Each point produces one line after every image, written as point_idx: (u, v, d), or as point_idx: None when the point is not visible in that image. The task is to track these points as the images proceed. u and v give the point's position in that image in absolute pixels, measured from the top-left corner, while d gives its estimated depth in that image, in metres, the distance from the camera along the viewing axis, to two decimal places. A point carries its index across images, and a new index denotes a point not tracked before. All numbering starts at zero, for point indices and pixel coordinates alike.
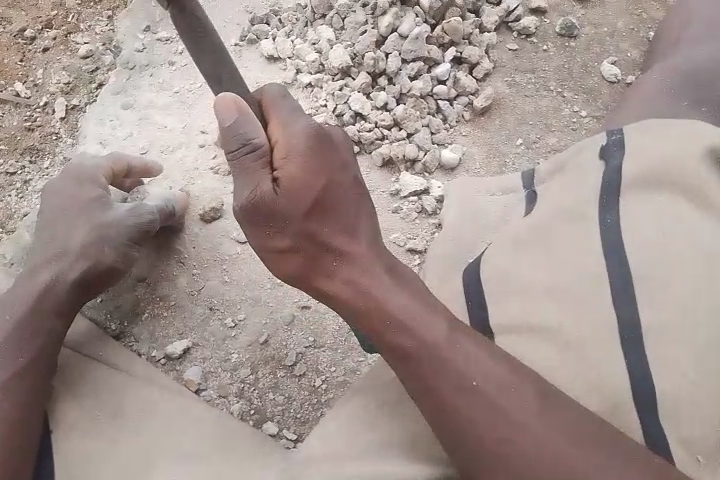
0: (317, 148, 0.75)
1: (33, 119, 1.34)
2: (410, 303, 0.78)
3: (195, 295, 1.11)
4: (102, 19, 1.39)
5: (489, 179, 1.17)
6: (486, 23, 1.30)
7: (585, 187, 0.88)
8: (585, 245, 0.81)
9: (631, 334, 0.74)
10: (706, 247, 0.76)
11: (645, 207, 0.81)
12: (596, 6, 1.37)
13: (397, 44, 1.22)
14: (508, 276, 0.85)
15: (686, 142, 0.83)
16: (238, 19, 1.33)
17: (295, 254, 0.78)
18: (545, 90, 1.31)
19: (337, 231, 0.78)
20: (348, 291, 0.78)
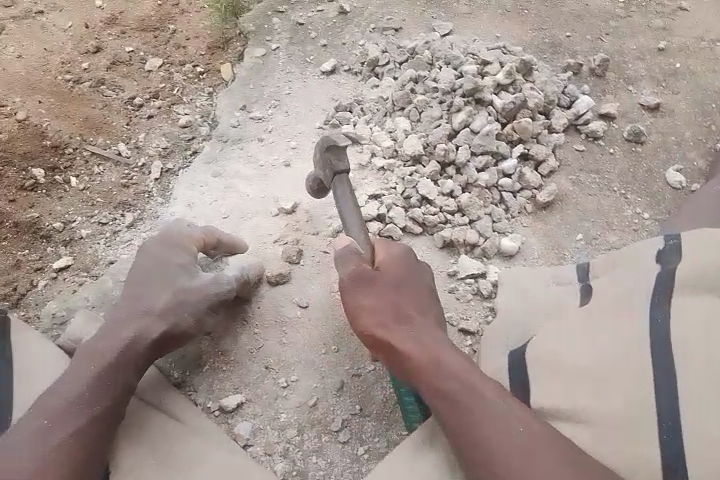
0: (407, 261, 1.08)
1: (129, 178, 1.50)
2: (461, 362, 0.97)
3: (253, 353, 1.18)
4: (203, 95, 1.63)
5: (543, 268, 1.20)
6: (555, 125, 1.37)
7: (639, 285, 0.98)
8: (634, 340, 0.92)
9: (673, 418, 0.83)
10: None
11: (697, 310, 0.89)
12: (665, 116, 1.44)
13: (468, 138, 1.30)
14: (557, 357, 0.97)
15: None
16: (324, 105, 1.47)
17: (374, 313, 1.03)
18: (608, 191, 1.35)
19: (410, 306, 1.04)
20: (411, 344, 0.99)
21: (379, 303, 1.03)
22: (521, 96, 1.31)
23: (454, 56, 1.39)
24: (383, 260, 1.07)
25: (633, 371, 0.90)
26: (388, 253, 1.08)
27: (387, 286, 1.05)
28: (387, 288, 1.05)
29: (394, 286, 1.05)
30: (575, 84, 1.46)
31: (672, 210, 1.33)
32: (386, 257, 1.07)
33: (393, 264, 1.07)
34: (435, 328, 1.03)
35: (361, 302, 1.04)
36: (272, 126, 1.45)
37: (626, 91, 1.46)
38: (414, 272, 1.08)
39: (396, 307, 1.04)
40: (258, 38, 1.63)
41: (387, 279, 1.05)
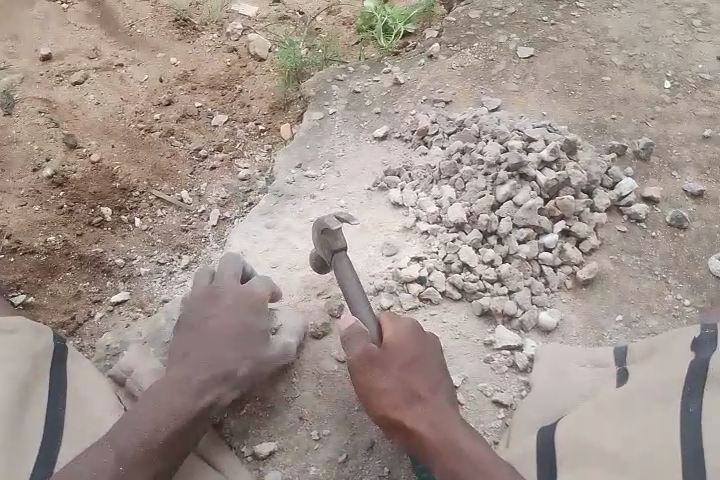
0: (418, 334, 1.10)
1: (188, 222, 1.60)
2: (474, 444, 0.99)
3: (290, 403, 1.21)
4: (262, 151, 1.73)
5: (581, 349, 1.24)
6: (598, 204, 1.40)
7: (672, 374, 0.99)
8: (664, 430, 0.92)
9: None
10: None
11: None
12: (708, 204, 1.47)
13: (511, 210, 1.34)
14: (583, 448, 0.98)
15: None
16: (375, 169, 1.54)
17: (387, 392, 1.04)
18: (649, 273, 1.37)
19: (420, 379, 1.06)
20: (425, 425, 1.01)
21: (392, 382, 1.05)
22: (564, 174, 1.36)
23: (501, 131, 1.46)
24: (393, 335, 1.08)
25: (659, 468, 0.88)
26: (398, 326, 1.10)
27: (397, 357, 1.07)
28: (398, 367, 1.06)
29: (405, 364, 1.07)
30: (619, 165, 1.50)
31: (713, 298, 1.34)
32: (396, 332, 1.09)
33: (402, 339, 1.08)
34: (448, 406, 1.05)
35: (373, 382, 1.05)
36: (325, 185, 1.53)
37: (670, 176, 1.50)
38: (424, 345, 1.10)
39: (408, 384, 1.05)
40: (318, 103, 1.74)
41: (397, 357, 1.07)
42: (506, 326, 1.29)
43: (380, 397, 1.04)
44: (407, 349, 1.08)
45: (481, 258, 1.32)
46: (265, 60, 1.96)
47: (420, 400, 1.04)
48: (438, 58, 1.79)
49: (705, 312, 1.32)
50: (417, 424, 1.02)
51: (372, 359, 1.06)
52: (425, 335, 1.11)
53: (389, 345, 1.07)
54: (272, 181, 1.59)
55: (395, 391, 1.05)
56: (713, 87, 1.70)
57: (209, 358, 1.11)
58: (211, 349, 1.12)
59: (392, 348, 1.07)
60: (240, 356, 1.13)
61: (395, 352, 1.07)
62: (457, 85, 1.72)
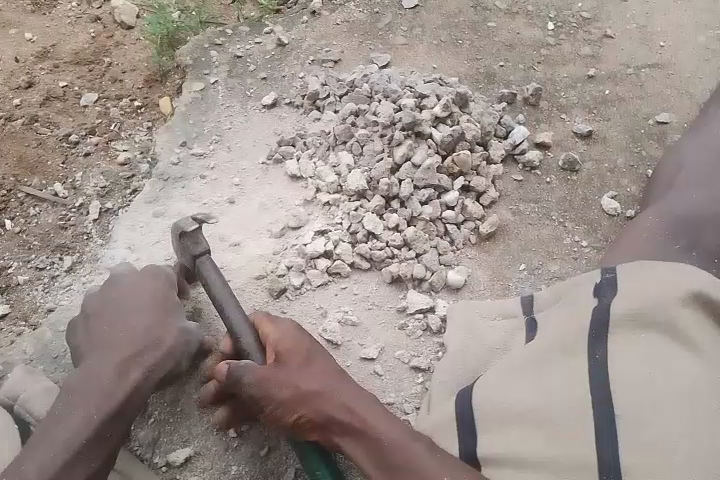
0: (303, 335, 1.03)
1: (67, 219, 1.46)
2: (395, 425, 0.96)
3: (203, 403, 1.16)
4: (141, 130, 1.60)
5: (489, 302, 1.22)
6: (493, 156, 1.40)
7: (581, 321, 1.01)
8: (576, 383, 0.95)
9: (611, 460, 0.87)
10: (688, 387, 0.88)
11: (631, 350, 0.94)
12: (598, 143, 1.49)
13: (410, 172, 1.32)
14: (500, 403, 0.99)
15: (674, 283, 0.97)
16: (267, 140, 1.45)
17: (300, 385, 0.97)
18: (547, 219, 1.39)
19: (326, 371, 1.00)
20: (342, 411, 0.96)
21: (302, 377, 0.98)
22: (458, 129, 1.34)
23: (392, 90, 1.41)
24: (278, 341, 1.01)
25: (572, 422, 0.92)
26: (282, 333, 1.02)
27: (294, 358, 1.00)
28: (296, 364, 0.99)
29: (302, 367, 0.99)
30: (510, 114, 1.51)
31: (608, 236, 1.38)
32: (284, 338, 1.01)
33: (293, 344, 1.01)
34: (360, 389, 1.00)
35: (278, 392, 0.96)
36: (216, 163, 1.42)
37: (560, 119, 1.51)
38: (310, 341, 1.03)
39: (315, 377, 0.99)
40: (198, 71, 1.61)
41: (294, 359, 1.00)
42: (416, 289, 1.28)
43: (291, 397, 0.96)
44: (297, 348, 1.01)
45: (387, 225, 1.28)
46: (134, 29, 1.79)
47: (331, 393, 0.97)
48: (321, 14, 1.71)
49: (602, 252, 1.35)
50: (340, 412, 0.96)
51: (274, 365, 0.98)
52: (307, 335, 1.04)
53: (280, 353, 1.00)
54: (155, 164, 1.46)
55: (308, 386, 0.97)
56: (593, 25, 1.71)
57: (119, 337, 1.04)
58: (114, 331, 1.05)
59: (286, 353, 1.00)
60: (164, 320, 1.06)
61: (289, 355, 1.00)
62: (344, 42, 1.64)
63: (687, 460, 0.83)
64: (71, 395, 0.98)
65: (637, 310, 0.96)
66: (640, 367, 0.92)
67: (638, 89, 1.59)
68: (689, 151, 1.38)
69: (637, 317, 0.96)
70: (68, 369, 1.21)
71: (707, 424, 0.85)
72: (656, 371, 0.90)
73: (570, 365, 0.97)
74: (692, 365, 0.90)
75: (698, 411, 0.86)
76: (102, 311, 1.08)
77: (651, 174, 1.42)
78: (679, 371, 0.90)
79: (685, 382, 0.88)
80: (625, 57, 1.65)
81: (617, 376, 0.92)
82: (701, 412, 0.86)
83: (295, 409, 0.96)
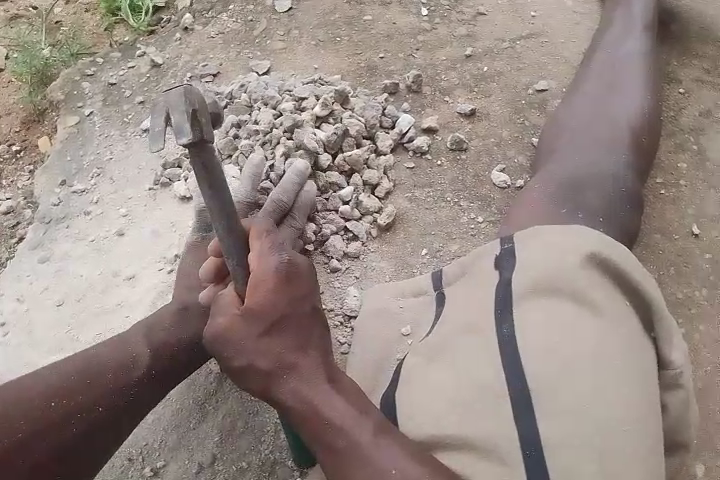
0: (284, 289, 0.89)
1: None
2: (340, 405, 0.89)
3: (114, 448, 1.09)
4: (23, 174, 1.53)
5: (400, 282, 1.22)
6: (382, 147, 1.40)
7: (485, 297, 1.00)
8: (488, 356, 0.92)
9: (534, 446, 0.84)
10: (591, 347, 0.89)
11: (534, 316, 0.93)
12: (482, 120, 1.51)
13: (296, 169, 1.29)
14: (419, 389, 0.95)
15: (571, 245, 0.99)
16: (152, 166, 1.40)
17: (253, 357, 0.89)
18: (443, 201, 1.39)
19: (292, 337, 0.90)
20: (293, 390, 0.89)
21: (257, 349, 0.89)
22: (341, 126, 1.34)
23: (270, 96, 1.40)
24: (255, 292, 0.88)
25: (489, 390, 0.89)
26: (261, 280, 0.88)
27: (255, 321, 0.89)
28: (259, 328, 0.89)
29: (268, 328, 0.89)
30: (395, 104, 1.51)
31: (502, 208, 1.39)
32: (264, 282, 0.88)
33: (271, 295, 0.88)
34: (317, 368, 0.92)
35: (235, 360, 0.89)
36: (100, 197, 1.37)
37: (443, 101, 1.53)
38: (290, 298, 0.90)
39: (273, 347, 0.89)
40: (72, 105, 1.55)
41: (263, 319, 0.89)
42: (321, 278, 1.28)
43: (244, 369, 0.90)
44: (269, 306, 0.88)
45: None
46: (4, 71, 1.71)
47: (287, 369, 0.90)
48: (195, 29, 1.67)
49: (497, 224, 1.36)
50: (288, 390, 0.89)
51: (232, 329, 0.89)
52: (295, 280, 0.90)
53: (249, 311, 0.88)
54: (37, 208, 1.41)
55: (262, 358, 0.89)
56: (466, 4, 1.74)
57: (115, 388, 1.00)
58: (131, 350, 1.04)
59: (254, 312, 0.88)
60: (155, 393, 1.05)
61: (256, 315, 0.88)
62: (222, 54, 1.62)
63: (594, 429, 0.84)
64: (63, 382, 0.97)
65: (540, 281, 0.96)
66: (547, 333, 0.91)
67: (515, 61, 1.62)
68: (572, 105, 1.34)
69: (536, 284, 0.96)
70: None
71: (603, 388, 0.86)
72: (562, 334, 0.90)
73: (476, 344, 0.94)
74: (592, 328, 0.91)
75: (603, 371, 0.87)
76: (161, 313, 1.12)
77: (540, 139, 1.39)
78: (582, 330, 0.91)
79: (594, 356, 0.88)
80: (500, 32, 1.68)
81: (524, 340, 0.91)
82: (604, 376, 0.87)
83: (248, 380, 0.91)
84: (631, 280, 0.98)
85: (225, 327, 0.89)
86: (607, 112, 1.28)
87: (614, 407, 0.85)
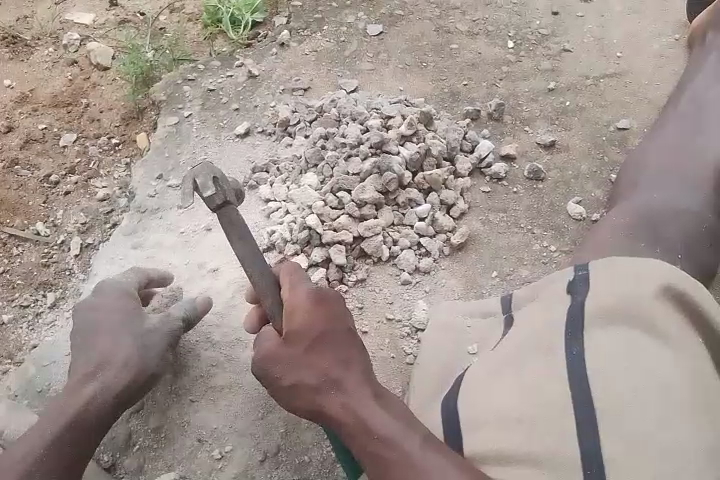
0: (316, 308, 0.92)
1: (49, 256, 1.48)
2: (386, 420, 0.88)
3: (186, 427, 1.18)
4: (120, 166, 1.63)
5: (469, 304, 1.24)
6: (460, 169, 1.45)
7: (556, 319, 1.02)
8: (555, 377, 0.94)
9: (594, 464, 0.85)
10: (661, 377, 0.89)
11: (604, 341, 0.95)
12: (561, 152, 1.54)
13: (376, 181, 1.34)
14: (482, 402, 0.97)
15: (646, 277, 1.00)
16: (242, 168, 1.50)
17: (300, 377, 0.91)
18: (516, 227, 1.42)
19: (335, 355, 0.92)
20: (340, 410, 0.90)
21: (300, 369, 0.91)
22: (424, 146, 1.39)
23: (359, 112, 1.47)
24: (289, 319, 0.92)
25: (554, 411, 0.91)
26: (295, 307, 0.92)
27: (297, 343, 0.91)
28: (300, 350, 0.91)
29: (306, 347, 0.92)
30: (476, 129, 1.56)
31: (575, 240, 1.41)
32: (299, 309, 0.92)
33: (306, 316, 0.92)
34: (362, 380, 0.91)
35: (282, 381, 0.92)
36: (192, 192, 1.47)
37: (523, 131, 1.57)
38: (324, 318, 0.92)
39: (317, 366, 0.91)
40: (171, 107, 1.67)
41: (302, 340, 0.91)
42: (392, 288, 1.33)
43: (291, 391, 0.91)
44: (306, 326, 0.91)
45: (357, 231, 1.32)
46: (110, 70, 1.82)
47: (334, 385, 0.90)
48: (290, 45, 1.77)
49: (570, 255, 1.38)
50: (335, 409, 0.90)
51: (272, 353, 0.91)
52: (327, 303, 0.93)
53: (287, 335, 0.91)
54: (132, 198, 1.51)
55: (307, 377, 0.91)
56: (552, 40, 1.77)
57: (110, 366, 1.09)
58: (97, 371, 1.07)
59: (291, 337, 0.91)
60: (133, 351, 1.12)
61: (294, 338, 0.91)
62: (313, 71, 1.70)
63: (660, 457, 0.83)
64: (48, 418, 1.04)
65: (610, 307, 0.98)
66: (616, 359, 0.92)
67: (598, 98, 1.65)
68: (651, 146, 1.36)
69: (609, 310, 0.98)
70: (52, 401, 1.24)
71: (673, 418, 0.86)
72: (632, 361, 0.91)
73: (544, 362, 0.97)
74: (660, 358, 0.92)
75: (672, 400, 0.87)
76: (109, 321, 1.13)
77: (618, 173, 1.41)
78: (653, 358, 0.92)
79: (658, 382, 0.89)
80: (584, 69, 1.71)
81: (594, 364, 0.92)
82: (673, 406, 0.87)
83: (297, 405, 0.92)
84: (706, 317, 0.98)
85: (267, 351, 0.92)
86: (688, 158, 1.30)
87: (682, 437, 0.85)
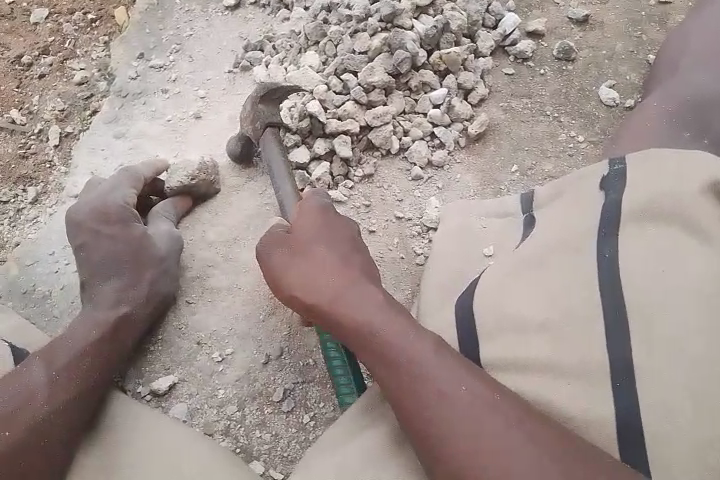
0: (320, 221, 0.95)
1: (27, 147, 1.35)
2: (396, 323, 0.83)
3: (182, 330, 1.11)
4: (98, 45, 1.46)
5: (485, 202, 1.13)
6: (482, 48, 1.28)
7: (586, 218, 0.90)
8: (583, 281, 0.83)
9: (623, 373, 0.76)
10: (705, 284, 0.77)
11: (641, 244, 0.83)
12: (594, 29, 1.36)
13: (385, 62, 1.19)
14: (497, 307, 0.88)
15: (694, 173, 0.86)
16: (232, 46, 1.34)
17: (304, 275, 0.89)
18: (541, 115, 1.28)
19: (341, 260, 0.90)
20: (344, 311, 0.85)
21: (306, 270, 0.90)
22: (441, 19, 1.22)
23: None
24: (298, 225, 0.94)
25: (580, 321, 0.81)
26: (305, 218, 0.95)
27: (302, 246, 0.93)
28: (306, 254, 0.92)
29: (308, 261, 0.91)
30: (499, 1, 1.37)
31: (606, 130, 1.27)
32: (304, 221, 0.94)
33: (313, 229, 0.94)
34: (366, 281, 0.88)
35: (288, 284, 0.90)
36: (177, 74, 1.32)
37: (553, 4, 1.38)
38: (329, 230, 0.95)
39: (322, 268, 0.90)
40: None
41: (306, 245, 0.92)
42: (401, 184, 1.21)
43: (297, 292, 0.90)
44: (311, 233, 0.93)
45: (365, 120, 1.19)
46: None
47: (339, 286, 0.87)
48: None
49: (600, 147, 1.25)
50: (339, 309, 0.86)
51: (284, 248, 0.94)
52: (332, 216, 0.96)
53: (293, 241, 0.94)
54: (113, 81, 1.35)
55: (313, 277, 0.89)
56: None
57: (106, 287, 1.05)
58: (94, 305, 1.04)
59: (297, 243, 0.93)
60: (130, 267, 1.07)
61: (300, 245, 0.93)
62: None
63: (698, 369, 0.73)
64: (69, 345, 0.99)
65: (651, 205, 0.85)
66: (652, 262, 0.80)
67: None
68: (702, 21, 1.20)
69: (648, 208, 0.85)
70: (40, 304, 1.16)
71: (715, 325, 0.75)
72: (670, 264, 0.79)
73: (570, 266, 0.86)
74: (704, 262, 0.79)
75: (717, 307, 0.76)
76: (99, 239, 1.08)
77: (660, 50, 1.25)
78: (696, 262, 0.79)
79: (699, 288, 0.77)
80: None
81: (628, 268, 0.81)
82: (718, 314, 0.76)
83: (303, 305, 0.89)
84: None
85: (279, 244, 0.94)
86: None
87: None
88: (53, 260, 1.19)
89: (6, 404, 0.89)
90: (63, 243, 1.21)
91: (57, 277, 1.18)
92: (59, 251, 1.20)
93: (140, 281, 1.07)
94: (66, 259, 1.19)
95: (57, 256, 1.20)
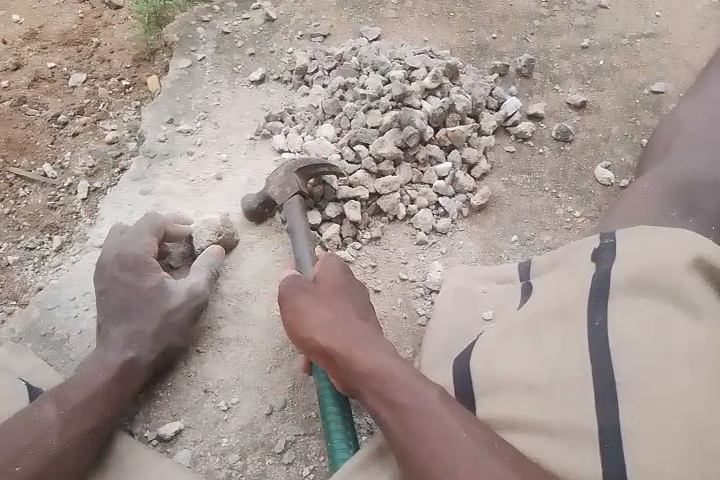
0: (341, 275, 1.06)
1: (56, 199, 1.44)
2: (403, 368, 0.90)
3: (190, 378, 1.15)
4: (130, 109, 1.57)
5: (483, 268, 1.18)
6: (485, 127, 1.38)
7: (578, 288, 0.95)
8: (575, 347, 0.88)
9: (613, 439, 0.80)
10: (691, 353, 0.82)
11: (631, 314, 0.87)
12: (591, 113, 1.47)
13: (395, 135, 1.29)
14: (493, 368, 0.92)
15: (681, 250, 0.91)
16: (254, 116, 1.45)
17: (320, 316, 0.99)
18: (541, 190, 1.36)
19: (355, 312, 1.01)
20: (355, 352, 0.93)
21: (323, 313, 1.00)
22: (449, 100, 1.32)
23: (381, 61, 1.40)
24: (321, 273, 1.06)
25: (571, 384, 0.85)
26: (326, 268, 1.06)
27: (322, 292, 1.03)
28: (324, 301, 1.02)
29: (327, 307, 1.01)
30: (503, 85, 1.49)
31: (602, 206, 1.34)
32: (329, 273, 1.05)
33: (334, 279, 1.05)
34: (376, 332, 0.98)
35: (305, 327, 0.99)
36: (202, 139, 1.42)
37: (553, 90, 1.49)
38: (347, 284, 1.05)
39: (337, 314, 1.00)
40: (183, 47, 1.59)
41: (326, 292, 1.03)
42: (407, 248, 1.28)
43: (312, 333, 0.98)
44: (332, 282, 1.05)
45: (374, 188, 1.27)
46: (121, 8, 1.74)
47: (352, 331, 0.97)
48: None
49: (595, 221, 1.32)
50: (350, 349, 0.94)
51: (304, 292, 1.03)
52: (352, 276, 1.08)
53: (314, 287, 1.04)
54: (141, 142, 1.45)
55: (329, 320, 0.99)
56: None
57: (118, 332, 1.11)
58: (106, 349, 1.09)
59: (318, 290, 1.03)
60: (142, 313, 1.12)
61: (320, 291, 1.03)
62: (334, 16, 1.62)
63: (684, 433, 0.77)
64: (77, 387, 1.04)
65: (641, 277, 0.90)
66: (641, 331, 0.85)
67: (633, 59, 1.56)
68: (689, 111, 1.29)
69: (638, 280, 0.90)
70: (57, 347, 1.21)
71: (701, 391, 0.80)
72: (658, 333, 0.84)
73: (563, 333, 0.91)
74: (689, 333, 0.84)
75: (702, 375, 0.81)
76: (115, 287, 1.14)
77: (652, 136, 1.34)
78: (682, 333, 0.84)
79: (685, 357, 0.82)
80: (620, 26, 1.61)
81: (618, 336, 0.86)
82: (704, 380, 0.80)
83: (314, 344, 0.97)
84: None
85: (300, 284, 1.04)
86: None
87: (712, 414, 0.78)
88: (72, 306, 1.25)
89: (17, 439, 0.95)
90: (83, 290, 1.27)
91: (74, 322, 1.23)
92: (78, 296, 1.26)
93: (153, 329, 1.12)
94: (84, 305, 1.25)
95: (76, 302, 1.25)
